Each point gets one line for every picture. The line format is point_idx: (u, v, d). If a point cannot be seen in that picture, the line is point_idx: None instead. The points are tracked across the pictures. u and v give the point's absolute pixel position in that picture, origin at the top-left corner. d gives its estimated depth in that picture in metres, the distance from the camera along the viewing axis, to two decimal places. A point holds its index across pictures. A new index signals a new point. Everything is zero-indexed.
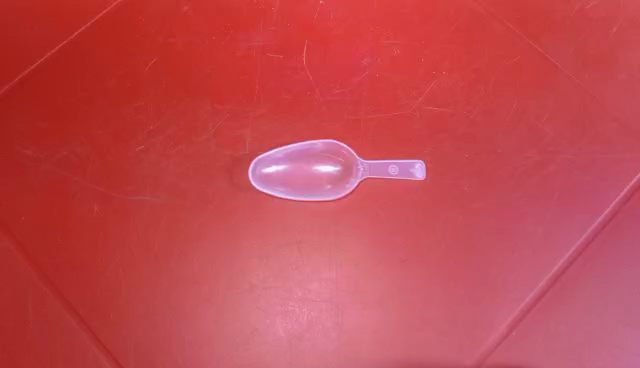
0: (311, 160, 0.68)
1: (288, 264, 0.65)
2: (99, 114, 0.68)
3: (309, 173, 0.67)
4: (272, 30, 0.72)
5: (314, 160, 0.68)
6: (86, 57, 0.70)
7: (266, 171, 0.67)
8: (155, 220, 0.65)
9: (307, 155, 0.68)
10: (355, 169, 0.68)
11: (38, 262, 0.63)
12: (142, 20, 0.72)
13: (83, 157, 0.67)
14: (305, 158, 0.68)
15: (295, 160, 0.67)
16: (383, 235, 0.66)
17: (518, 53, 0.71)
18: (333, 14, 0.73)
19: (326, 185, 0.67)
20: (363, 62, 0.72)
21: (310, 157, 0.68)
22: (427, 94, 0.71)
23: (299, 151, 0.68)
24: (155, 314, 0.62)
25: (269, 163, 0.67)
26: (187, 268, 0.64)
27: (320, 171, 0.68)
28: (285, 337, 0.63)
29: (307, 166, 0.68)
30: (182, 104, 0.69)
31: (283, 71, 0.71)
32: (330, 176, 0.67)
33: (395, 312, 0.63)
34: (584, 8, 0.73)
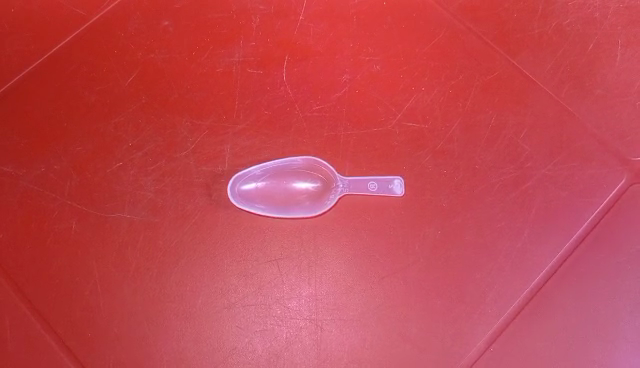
0: (290, 177, 0.67)
1: (267, 281, 0.66)
2: (78, 130, 0.67)
3: (289, 189, 0.67)
4: (253, 46, 0.69)
5: (295, 176, 0.67)
6: (63, 70, 0.67)
7: (245, 187, 0.67)
8: (132, 238, 0.65)
9: (287, 171, 0.67)
10: (334, 186, 0.67)
11: (15, 281, 0.64)
12: (121, 35, 0.68)
13: (61, 174, 0.66)
14: (285, 175, 0.67)
15: (275, 177, 0.67)
16: (362, 251, 0.66)
17: (498, 69, 0.69)
18: (314, 29, 0.69)
19: (305, 202, 0.67)
20: (343, 78, 0.69)
21: (289, 173, 0.67)
22: (407, 109, 0.69)
23: (277, 166, 0.67)
24: (134, 333, 0.64)
25: (248, 179, 0.67)
26: (165, 286, 0.65)
27: (300, 188, 0.67)
28: (265, 355, 0.64)
29: (286, 183, 0.67)
30: (161, 121, 0.67)
31: (263, 87, 0.69)
32: (309, 193, 0.67)
33: (373, 329, 0.65)
34: (560, 25, 0.70)
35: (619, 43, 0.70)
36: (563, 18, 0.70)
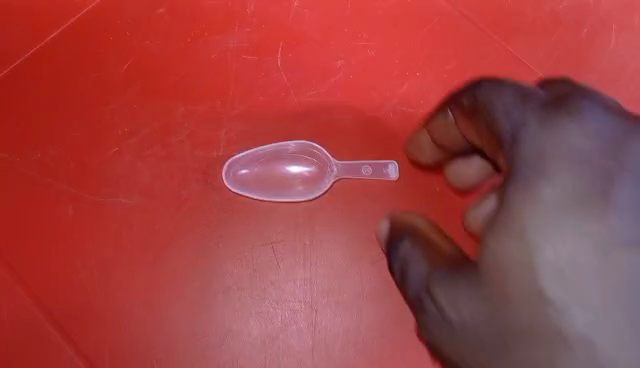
0: (285, 161, 0.68)
1: (263, 264, 0.66)
2: (74, 116, 0.67)
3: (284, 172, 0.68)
4: (248, 32, 0.69)
5: (289, 158, 0.68)
6: (59, 57, 0.68)
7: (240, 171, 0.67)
8: (128, 223, 0.66)
9: (281, 154, 0.68)
10: (328, 171, 0.68)
11: (11, 266, 0.64)
12: (117, 21, 0.68)
13: (56, 159, 0.66)
14: (280, 160, 0.68)
15: (269, 161, 0.68)
16: (358, 235, 0.67)
17: (491, 54, 0.70)
18: (309, 15, 0.70)
19: (300, 186, 0.68)
20: (337, 63, 0.69)
21: (283, 158, 0.68)
22: (401, 95, 0.69)
23: (271, 149, 0.68)
24: (129, 316, 0.64)
25: (242, 163, 0.67)
26: (161, 271, 0.65)
27: (295, 171, 0.68)
28: (259, 338, 0.65)
29: (281, 167, 0.68)
30: (157, 107, 0.68)
31: (258, 73, 0.69)
32: (303, 177, 0.68)
33: (367, 312, 0.66)
34: (555, 10, 0.71)
35: (613, 28, 0.71)
36: (557, 3, 0.71)
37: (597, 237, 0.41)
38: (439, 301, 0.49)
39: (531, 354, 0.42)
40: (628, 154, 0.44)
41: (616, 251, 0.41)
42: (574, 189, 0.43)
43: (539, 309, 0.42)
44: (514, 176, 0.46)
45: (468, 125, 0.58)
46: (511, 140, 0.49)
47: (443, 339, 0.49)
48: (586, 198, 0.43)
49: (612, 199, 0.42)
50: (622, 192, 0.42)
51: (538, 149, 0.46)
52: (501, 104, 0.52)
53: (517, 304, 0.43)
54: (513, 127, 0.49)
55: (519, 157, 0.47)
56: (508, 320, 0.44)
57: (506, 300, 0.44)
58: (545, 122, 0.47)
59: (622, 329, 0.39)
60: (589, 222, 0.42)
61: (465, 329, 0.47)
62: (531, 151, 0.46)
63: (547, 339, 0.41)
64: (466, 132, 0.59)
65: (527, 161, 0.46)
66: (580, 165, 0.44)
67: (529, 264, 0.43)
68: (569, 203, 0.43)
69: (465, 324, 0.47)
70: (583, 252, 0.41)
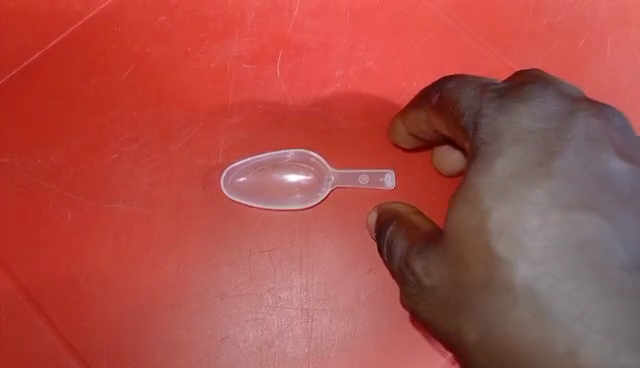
0: (282, 169, 0.69)
1: (259, 271, 0.67)
2: (75, 122, 0.68)
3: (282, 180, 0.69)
4: (248, 41, 0.70)
5: (287, 166, 0.69)
6: (60, 64, 0.68)
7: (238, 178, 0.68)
8: (127, 228, 0.66)
9: (279, 162, 0.69)
10: (326, 178, 0.68)
11: (11, 271, 0.65)
12: (118, 29, 0.69)
13: (57, 166, 0.67)
14: (278, 168, 0.69)
15: (267, 169, 0.69)
16: (354, 243, 0.67)
17: (488, 65, 0.71)
18: (308, 25, 0.71)
19: (298, 193, 0.69)
20: (336, 73, 0.70)
21: (281, 166, 0.69)
22: (398, 105, 0.70)
23: (270, 156, 0.68)
24: (127, 321, 0.65)
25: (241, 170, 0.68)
26: (159, 276, 0.66)
27: (292, 180, 0.69)
28: (255, 344, 0.66)
29: (278, 175, 0.69)
30: (157, 114, 0.68)
31: (257, 82, 0.69)
32: (301, 185, 0.69)
33: (363, 319, 0.66)
34: (552, 22, 0.72)
35: (609, 41, 0.72)
36: (554, 16, 0.72)
37: (542, 201, 0.45)
38: (413, 266, 0.51)
39: (487, 305, 0.45)
40: (571, 129, 0.47)
41: (558, 212, 0.45)
42: (522, 160, 0.47)
43: (490, 263, 0.45)
44: (473, 152, 0.50)
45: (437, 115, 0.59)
46: (466, 120, 0.52)
47: (409, 296, 0.52)
48: (532, 166, 0.46)
49: (555, 170, 0.46)
50: (565, 162, 0.46)
51: (491, 126, 0.49)
52: (458, 91, 0.54)
53: (470, 263, 0.46)
54: (469, 107, 0.52)
55: (477, 137, 0.50)
56: (463, 277, 0.47)
57: (461, 258, 0.47)
58: (498, 104, 0.50)
59: (562, 279, 0.43)
60: (535, 191, 0.45)
61: (428, 287, 0.49)
62: (486, 130, 0.49)
63: (499, 288, 0.45)
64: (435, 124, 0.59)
65: (484, 135, 0.49)
66: (527, 141, 0.47)
67: (481, 225, 0.46)
68: (515, 173, 0.46)
69: (431, 284, 0.49)
70: (529, 217, 0.45)
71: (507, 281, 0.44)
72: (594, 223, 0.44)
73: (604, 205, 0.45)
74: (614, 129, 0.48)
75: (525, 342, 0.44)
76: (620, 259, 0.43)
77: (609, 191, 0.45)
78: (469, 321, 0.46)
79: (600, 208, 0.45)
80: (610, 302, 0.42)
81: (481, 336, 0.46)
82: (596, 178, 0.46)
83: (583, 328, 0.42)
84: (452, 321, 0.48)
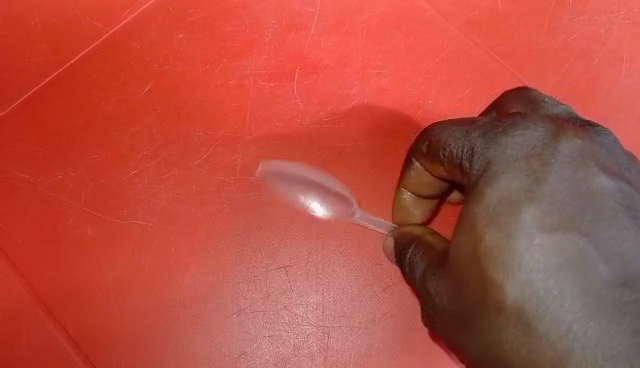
0: (312, 180, 0.68)
1: (276, 288, 0.67)
2: (95, 138, 0.69)
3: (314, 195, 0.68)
4: (265, 59, 0.71)
5: (323, 184, 0.68)
6: (80, 81, 0.69)
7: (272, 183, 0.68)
8: (146, 243, 0.67)
9: (317, 179, 0.68)
10: (353, 207, 0.68)
11: (31, 284, 0.66)
12: (137, 47, 0.70)
13: (77, 181, 0.68)
14: (307, 178, 0.68)
15: (295, 176, 0.68)
16: (371, 260, 0.68)
17: (504, 82, 0.71)
18: (324, 43, 0.71)
19: (324, 210, 0.68)
20: (352, 91, 0.71)
21: (311, 176, 0.68)
22: (414, 123, 0.70)
23: (308, 172, 0.69)
24: (146, 335, 0.65)
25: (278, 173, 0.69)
26: (178, 291, 0.66)
27: (321, 190, 0.68)
28: (272, 360, 0.66)
29: (308, 183, 0.68)
30: (176, 130, 0.69)
31: (274, 99, 0.70)
32: (327, 196, 0.68)
33: (379, 336, 0.67)
34: (566, 40, 0.72)
35: (624, 58, 0.72)
36: (568, 34, 0.72)
37: (532, 224, 0.46)
38: (428, 287, 0.52)
39: (485, 323, 0.47)
40: (556, 152, 0.48)
41: (542, 234, 0.45)
42: (509, 188, 0.47)
43: (489, 287, 0.46)
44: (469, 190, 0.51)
45: (431, 159, 0.58)
46: (461, 163, 0.53)
47: (427, 313, 0.53)
48: (517, 192, 0.47)
49: (544, 193, 0.47)
50: (549, 186, 0.47)
51: (485, 163, 0.50)
52: (445, 136, 0.55)
53: (470, 283, 0.47)
54: (458, 146, 0.53)
55: (473, 175, 0.51)
56: (463, 296, 0.48)
57: (461, 278, 0.48)
58: (482, 137, 0.51)
59: (558, 295, 0.44)
60: (525, 213, 0.46)
61: (441, 308, 0.51)
62: (478, 168, 0.50)
63: (494, 312, 0.46)
64: (433, 170, 0.60)
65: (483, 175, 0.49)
66: (514, 169, 0.48)
67: (474, 251, 0.47)
68: (503, 198, 0.47)
69: (442, 303, 0.51)
70: (523, 241, 0.45)
71: (499, 303, 0.46)
72: (577, 242, 0.45)
73: (586, 225, 0.46)
74: (598, 148, 0.49)
75: (520, 356, 0.45)
76: (604, 276, 0.45)
77: (591, 211, 0.46)
78: (474, 336, 0.48)
79: (582, 228, 0.46)
80: (591, 318, 0.44)
81: (488, 353, 0.47)
82: (580, 200, 0.47)
83: (570, 342, 0.44)
84: (462, 338, 0.49)
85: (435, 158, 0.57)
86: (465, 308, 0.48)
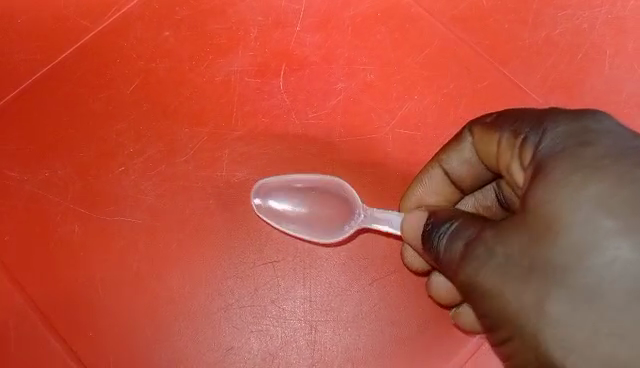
0: (310, 196, 0.67)
1: (264, 283, 0.68)
2: (82, 136, 0.69)
3: (316, 223, 0.67)
4: (251, 56, 0.71)
5: (320, 201, 0.67)
6: (67, 79, 0.70)
7: (267, 210, 0.68)
8: (134, 240, 0.67)
9: (308, 197, 0.67)
10: (355, 213, 0.66)
11: (19, 282, 0.66)
12: (124, 45, 0.71)
13: (65, 179, 0.68)
14: (305, 193, 0.67)
15: (292, 193, 0.67)
16: (357, 255, 0.69)
17: (488, 77, 0.72)
18: (309, 39, 0.72)
19: (326, 230, 0.67)
20: (338, 86, 0.71)
21: (309, 192, 0.67)
22: (399, 117, 0.71)
23: (296, 188, 0.67)
24: (134, 332, 0.66)
25: (270, 198, 0.68)
26: (165, 288, 0.67)
27: (321, 207, 0.67)
28: (260, 355, 0.66)
29: (306, 199, 0.67)
30: (163, 127, 0.69)
31: (261, 96, 0.71)
32: (327, 213, 0.67)
33: (366, 330, 0.67)
34: (550, 35, 0.73)
35: (608, 52, 0.73)
36: (552, 28, 0.73)
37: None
38: (483, 243, 0.49)
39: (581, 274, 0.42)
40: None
41: None
42: (599, 152, 0.46)
43: (596, 228, 0.42)
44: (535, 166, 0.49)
45: (486, 134, 0.57)
46: (529, 139, 0.52)
47: (484, 280, 0.48)
48: (609, 154, 0.46)
49: None
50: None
51: (562, 142, 0.49)
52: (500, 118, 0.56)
53: (563, 234, 0.43)
54: (514, 124, 0.55)
55: (540, 151, 0.50)
56: (552, 249, 0.44)
57: (545, 228, 0.45)
58: (559, 118, 0.51)
59: None
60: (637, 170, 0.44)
61: (507, 270, 0.46)
62: (553, 138, 0.50)
63: (592, 251, 0.42)
64: (483, 151, 0.58)
65: (564, 154, 0.48)
66: (604, 139, 0.48)
67: (572, 193, 0.44)
68: (594, 158, 0.46)
69: (504, 259, 0.47)
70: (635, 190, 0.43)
71: (606, 244, 0.42)
72: None
73: None
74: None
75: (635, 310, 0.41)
76: None
77: None
78: (562, 297, 0.43)
79: None
80: None
81: (569, 310, 0.42)
82: None
83: None
84: (532, 300, 0.44)
85: (489, 134, 0.57)
86: (548, 262, 0.44)
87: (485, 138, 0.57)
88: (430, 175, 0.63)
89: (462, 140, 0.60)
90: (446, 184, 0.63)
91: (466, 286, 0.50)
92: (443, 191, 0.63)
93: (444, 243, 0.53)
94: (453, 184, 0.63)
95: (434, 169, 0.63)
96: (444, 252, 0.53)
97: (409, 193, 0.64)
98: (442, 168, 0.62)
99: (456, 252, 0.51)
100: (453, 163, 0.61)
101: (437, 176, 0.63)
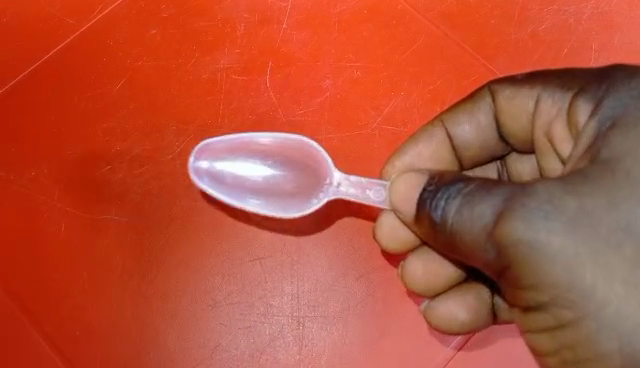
0: (269, 165, 0.62)
1: (252, 280, 0.68)
2: (68, 134, 0.69)
3: (274, 194, 0.62)
4: (237, 53, 0.71)
5: (282, 167, 0.62)
6: (53, 76, 0.69)
7: (207, 174, 0.63)
8: (120, 239, 0.67)
9: (266, 162, 0.62)
10: (325, 185, 0.61)
11: (6, 281, 0.66)
12: (110, 43, 0.70)
13: (51, 178, 0.68)
14: (262, 161, 0.62)
15: (245, 158, 0.62)
16: (345, 251, 0.68)
17: (475, 73, 0.72)
18: (296, 36, 0.72)
19: (287, 202, 0.62)
20: (324, 83, 0.71)
21: (269, 162, 0.62)
22: (386, 113, 0.71)
23: (250, 150, 0.63)
24: (120, 330, 0.66)
25: (214, 160, 0.63)
26: (152, 286, 0.67)
27: (281, 178, 0.62)
28: (247, 351, 0.67)
29: (263, 167, 0.62)
30: (150, 125, 0.69)
31: (247, 93, 0.71)
32: (287, 185, 0.62)
33: (353, 326, 0.67)
34: (537, 30, 0.73)
35: (594, 48, 0.73)
36: (538, 24, 0.73)
37: None
38: (525, 203, 0.45)
39: None
40: None
41: None
42: None
43: None
44: (599, 121, 0.49)
45: (517, 92, 0.58)
46: (583, 93, 0.52)
47: (546, 243, 0.44)
48: None
49: None
50: None
51: (622, 103, 0.49)
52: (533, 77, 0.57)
53: None
54: (561, 82, 0.55)
55: (598, 110, 0.50)
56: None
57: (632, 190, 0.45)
58: (614, 75, 0.51)
59: None
60: None
61: (582, 229, 0.44)
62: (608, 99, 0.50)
63: None
64: (508, 113, 0.59)
65: (632, 117, 0.48)
66: None
67: None
68: None
69: (567, 218, 0.44)
70: None
71: None
72: None
73: None
74: None
75: None
76: None
77: None
78: None
79: None
80: None
81: None
82: None
83: None
84: (624, 268, 0.43)
85: (527, 90, 0.57)
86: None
87: (515, 96, 0.58)
88: (431, 136, 0.63)
89: (476, 103, 0.61)
90: (447, 151, 0.63)
91: (506, 244, 0.45)
92: (441, 156, 0.63)
93: (465, 204, 0.48)
94: (454, 151, 0.63)
95: (435, 130, 0.62)
96: (464, 213, 0.48)
97: (400, 155, 0.63)
98: (446, 130, 0.62)
99: (488, 212, 0.46)
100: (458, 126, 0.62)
101: (440, 138, 0.62)
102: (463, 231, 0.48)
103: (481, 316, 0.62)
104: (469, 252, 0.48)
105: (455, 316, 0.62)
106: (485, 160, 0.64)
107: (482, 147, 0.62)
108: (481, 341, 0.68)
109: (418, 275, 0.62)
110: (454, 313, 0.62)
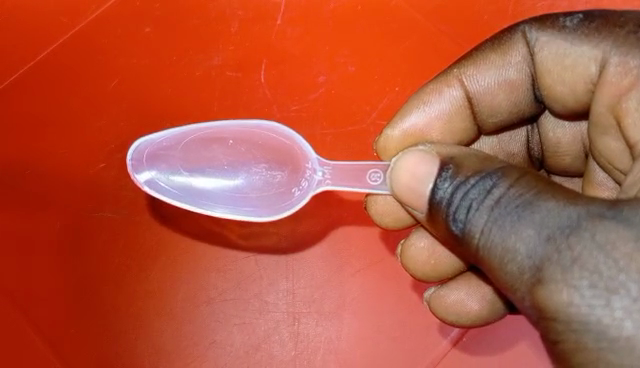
0: (235, 165, 0.62)
1: (247, 276, 0.70)
2: (66, 131, 0.71)
3: (240, 195, 0.62)
4: (231, 50, 0.73)
5: (249, 165, 0.62)
6: (53, 74, 0.72)
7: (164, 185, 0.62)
8: (116, 234, 0.69)
9: (225, 160, 0.62)
10: (309, 173, 0.62)
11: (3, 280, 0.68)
12: (105, 41, 0.73)
13: (51, 176, 0.70)
14: (221, 159, 0.62)
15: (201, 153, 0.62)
16: (334, 248, 0.71)
17: None
18: (290, 32, 0.74)
19: (270, 199, 0.62)
20: (319, 79, 0.73)
21: (235, 161, 0.62)
22: (380, 109, 0.72)
23: (214, 144, 0.63)
24: (117, 324, 0.67)
25: (161, 167, 0.62)
26: (148, 283, 0.69)
27: (252, 177, 0.62)
28: (243, 348, 0.68)
29: (222, 166, 0.62)
30: (148, 121, 0.71)
31: (241, 89, 0.73)
32: (266, 182, 0.62)
33: (347, 320, 0.69)
34: None
35: None
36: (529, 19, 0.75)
37: None
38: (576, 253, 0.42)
39: None
40: None
41: None
42: None
43: None
44: None
45: (572, 47, 0.58)
46: None
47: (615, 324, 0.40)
48: None
49: None
50: None
51: None
52: (584, 21, 0.58)
53: None
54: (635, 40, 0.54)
55: None
56: None
57: None
58: None
59: None
60: None
61: None
62: None
63: None
64: (568, 70, 0.58)
65: None
66: None
67: None
68: None
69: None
70: None
71: None
72: None
73: None
74: None
75: None
76: None
77: None
78: None
79: None
80: None
81: None
82: None
83: None
84: None
85: (590, 41, 0.57)
86: None
87: (567, 53, 0.58)
88: (447, 94, 0.64)
89: (506, 55, 0.62)
90: (465, 114, 0.64)
91: (549, 305, 0.43)
92: (457, 120, 0.64)
93: (498, 238, 0.47)
94: (472, 113, 0.64)
95: (451, 88, 0.63)
96: (497, 242, 0.47)
97: (401, 117, 0.64)
98: (464, 88, 0.63)
99: (523, 251, 0.45)
100: (483, 80, 0.62)
101: (458, 98, 0.63)
102: (500, 270, 0.47)
103: (492, 306, 0.64)
104: (500, 284, 0.47)
105: (462, 302, 0.64)
106: (508, 122, 0.65)
107: (512, 110, 0.64)
108: (476, 343, 0.69)
109: (424, 257, 0.64)
110: (464, 301, 0.64)
